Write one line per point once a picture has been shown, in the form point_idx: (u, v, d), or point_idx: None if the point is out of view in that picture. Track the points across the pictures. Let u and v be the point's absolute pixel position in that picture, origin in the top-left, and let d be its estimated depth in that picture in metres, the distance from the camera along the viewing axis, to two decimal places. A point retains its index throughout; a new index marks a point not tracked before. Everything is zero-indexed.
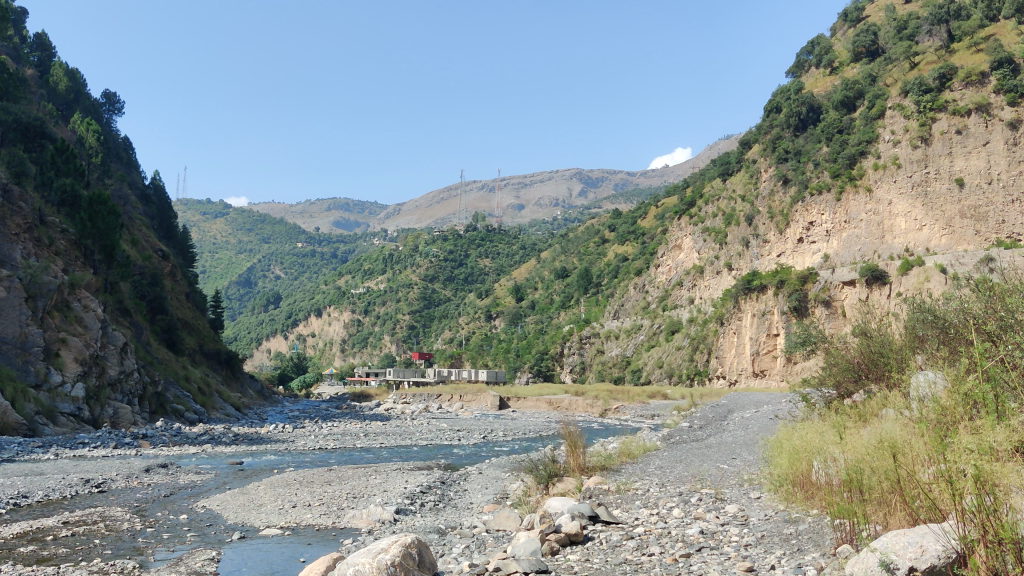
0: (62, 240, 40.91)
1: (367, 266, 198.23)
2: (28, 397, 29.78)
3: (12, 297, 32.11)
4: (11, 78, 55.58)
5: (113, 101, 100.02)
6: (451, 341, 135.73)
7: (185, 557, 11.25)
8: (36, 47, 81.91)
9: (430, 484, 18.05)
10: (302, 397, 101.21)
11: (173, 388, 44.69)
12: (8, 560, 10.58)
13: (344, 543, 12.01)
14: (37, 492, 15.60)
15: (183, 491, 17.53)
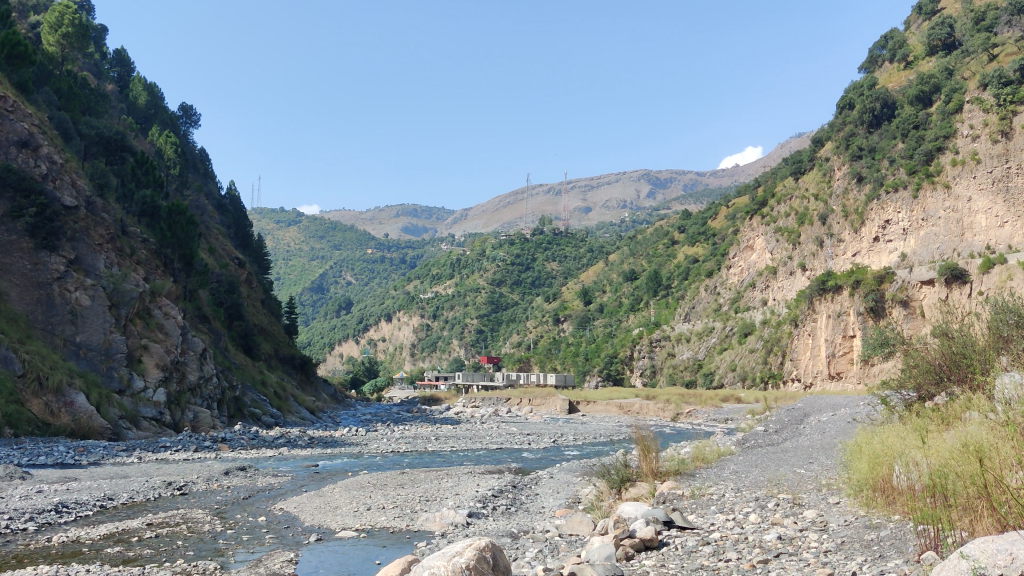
0: (143, 249, 42.14)
1: (435, 271, 199.65)
2: (112, 402, 30.78)
3: (96, 305, 33.33)
4: (93, 93, 57.61)
5: (189, 113, 102.86)
6: (520, 345, 136.10)
7: (264, 558, 11.44)
8: (115, 62, 84.73)
9: (501, 488, 18.08)
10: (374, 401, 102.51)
11: (251, 392, 45.73)
12: (96, 561, 10.95)
13: (418, 546, 12.10)
14: (122, 494, 16.10)
15: (261, 493, 17.90)
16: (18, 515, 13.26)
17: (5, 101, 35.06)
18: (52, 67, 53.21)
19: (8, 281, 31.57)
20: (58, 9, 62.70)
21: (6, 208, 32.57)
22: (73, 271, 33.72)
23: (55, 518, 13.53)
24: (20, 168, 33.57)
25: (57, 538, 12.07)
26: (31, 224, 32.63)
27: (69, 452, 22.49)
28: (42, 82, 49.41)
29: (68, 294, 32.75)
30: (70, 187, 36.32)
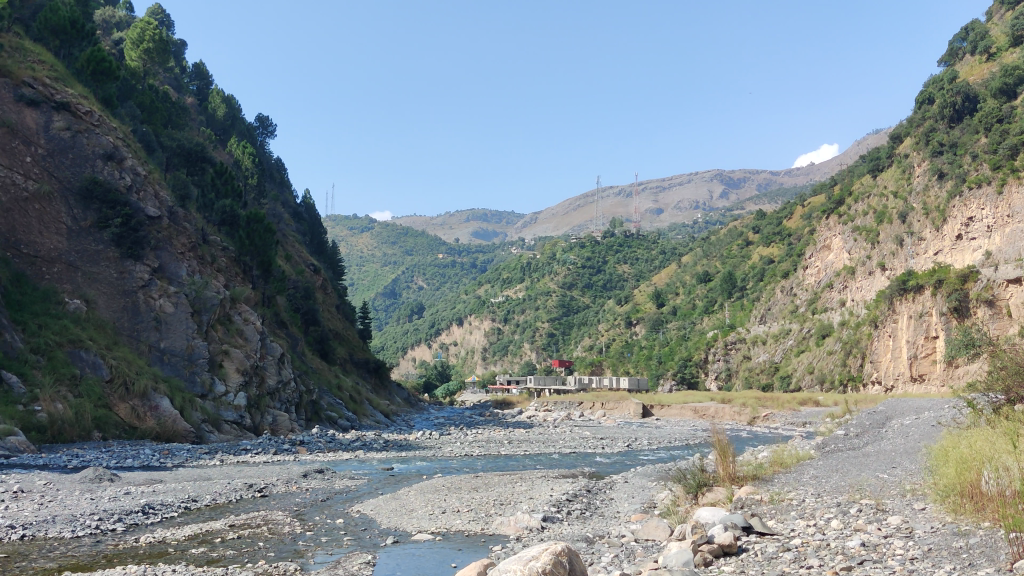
0: (223, 256, 43.27)
1: (506, 276, 200.15)
2: (195, 406, 31.62)
3: (179, 312, 34.34)
4: (173, 106, 59.40)
5: (265, 124, 105.25)
6: (592, 348, 135.64)
7: (342, 560, 11.59)
8: (195, 76, 87.25)
9: (576, 492, 18.03)
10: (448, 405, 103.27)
11: (328, 396, 46.63)
12: (182, 561, 11.25)
13: (493, 550, 12.11)
14: (205, 496, 16.50)
15: (338, 496, 18.18)
16: (108, 516, 13.71)
17: (91, 115, 36.25)
18: (135, 83, 55.04)
19: (96, 289, 32.77)
20: (140, 25, 64.89)
21: (93, 219, 33.89)
22: (157, 279, 34.76)
23: (142, 519, 13.96)
24: (106, 181, 34.77)
25: (145, 539, 12.44)
26: (116, 234, 33.92)
27: (155, 454, 23.21)
28: (125, 97, 51.15)
29: (153, 302, 33.79)
30: (154, 198, 37.41)
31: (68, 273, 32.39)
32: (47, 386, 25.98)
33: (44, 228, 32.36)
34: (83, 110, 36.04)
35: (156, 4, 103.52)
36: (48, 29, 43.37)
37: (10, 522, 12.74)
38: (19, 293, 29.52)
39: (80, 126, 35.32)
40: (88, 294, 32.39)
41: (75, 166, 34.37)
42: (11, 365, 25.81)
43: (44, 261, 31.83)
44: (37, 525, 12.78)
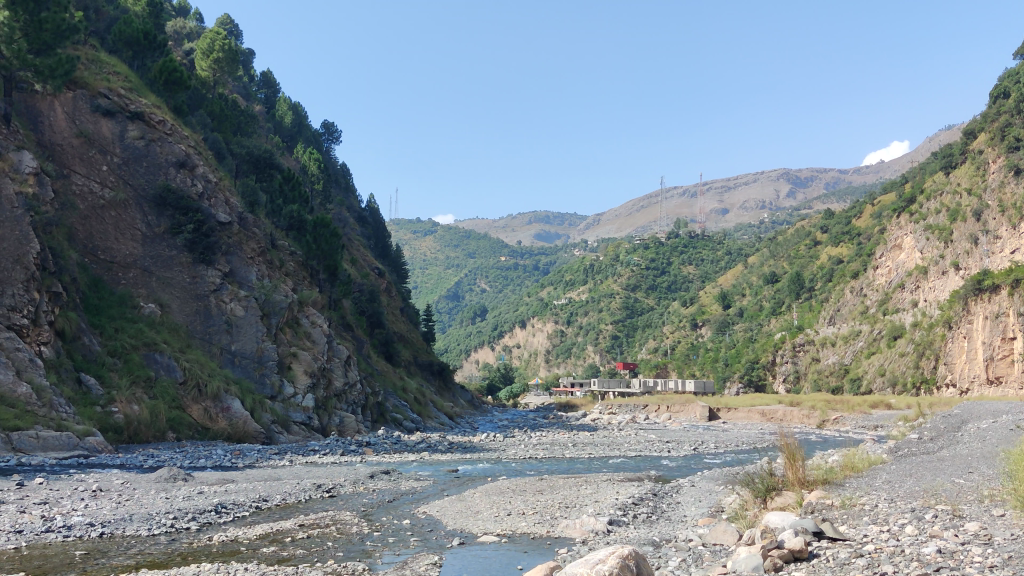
0: (291, 261, 44.05)
1: (569, 278, 199.52)
2: (265, 407, 32.17)
3: (249, 315, 35.02)
4: (242, 114, 60.73)
5: (331, 130, 106.96)
6: (657, 350, 134.55)
7: (409, 560, 11.71)
8: (262, 85, 89.18)
9: (642, 496, 17.87)
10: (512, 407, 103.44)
11: (393, 398, 47.13)
12: (253, 560, 11.44)
13: (560, 552, 12.08)
14: (276, 496, 16.81)
15: (404, 496, 18.35)
16: (183, 515, 14.05)
17: (164, 124, 37.17)
18: (205, 92, 56.41)
19: (169, 293, 33.69)
20: (209, 36, 66.37)
21: (166, 225, 34.80)
22: (228, 283, 35.50)
23: (215, 518, 14.27)
24: (179, 188, 35.65)
25: (218, 538, 12.71)
26: (189, 239, 34.76)
27: (227, 455, 23.75)
28: (196, 106, 52.44)
29: (224, 305, 34.55)
30: (224, 204, 38.20)
31: (143, 278, 33.38)
32: (124, 388, 26.81)
33: (120, 235, 33.40)
34: (156, 119, 36.98)
35: (225, 14, 106.00)
36: (123, 41, 44.80)
37: (90, 520, 13.12)
38: (97, 298, 30.58)
39: (153, 134, 36.25)
40: (163, 298, 33.34)
41: (149, 174, 35.35)
42: (90, 368, 26.75)
43: (121, 266, 32.93)
44: (116, 522, 13.16)
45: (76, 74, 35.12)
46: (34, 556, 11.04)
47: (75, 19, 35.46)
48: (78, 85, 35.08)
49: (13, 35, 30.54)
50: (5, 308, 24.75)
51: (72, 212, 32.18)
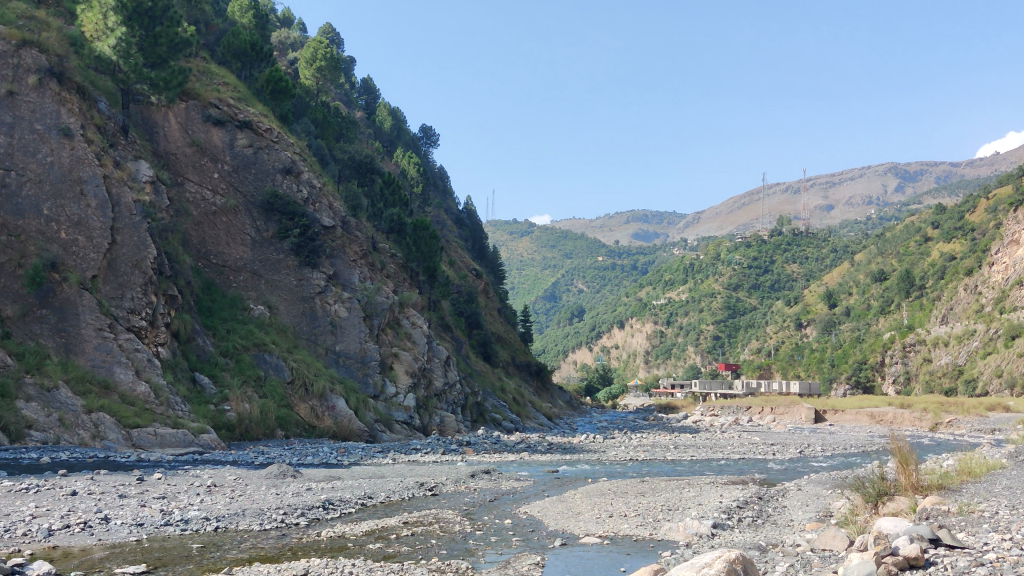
0: (392, 263, 44.83)
1: (668, 277, 196.77)
2: (368, 406, 32.67)
3: (352, 317, 35.76)
4: (343, 121, 62.16)
5: (429, 134, 108.49)
6: (760, 351, 131.93)
7: (512, 560, 11.76)
8: (362, 90, 91.39)
9: (747, 499, 17.51)
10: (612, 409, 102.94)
11: (491, 398, 47.50)
12: (359, 556, 11.70)
13: (664, 555, 11.97)
14: (380, 493, 17.17)
15: (505, 496, 18.47)
16: (292, 510, 14.47)
17: (271, 132, 38.33)
18: (309, 100, 57.99)
19: (277, 296, 34.81)
20: (312, 45, 68.13)
21: (274, 230, 35.94)
22: (332, 285, 36.35)
23: (323, 514, 14.65)
24: (286, 193, 36.72)
25: (326, 534, 13.04)
26: (295, 244, 35.82)
27: (333, 452, 24.35)
28: (300, 114, 54.01)
29: (328, 307, 35.44)
30: (328, 209, 39.06)
31: (253, 282, 34.67)
32: (235, 387, 27.79)
33: (231, 240, 34.82)
34: (264, 127, 38.18)
35: (327, 23, 108.86)
36: (231, 53, 46.46)
37: (206, 514, 13.64)
38: (209, 301, 31.91)
39: (261, 142, 37.44)
40: (271, 300, 34.51)
41: (258, 181, 36.57)
42: (203, 368, 27.92)
43: (231, 270, 34.39)
44: (230, 517, 13.64)
45: (189, 86, 36.65)
46: (155, 548, 11.56)
47: (188, 33, 36.95)
48: (191, 96, 36.60)
49: (130, 50, 31.98)
50: (124, 310, 26.21)
51: (186, 219, 33.76)
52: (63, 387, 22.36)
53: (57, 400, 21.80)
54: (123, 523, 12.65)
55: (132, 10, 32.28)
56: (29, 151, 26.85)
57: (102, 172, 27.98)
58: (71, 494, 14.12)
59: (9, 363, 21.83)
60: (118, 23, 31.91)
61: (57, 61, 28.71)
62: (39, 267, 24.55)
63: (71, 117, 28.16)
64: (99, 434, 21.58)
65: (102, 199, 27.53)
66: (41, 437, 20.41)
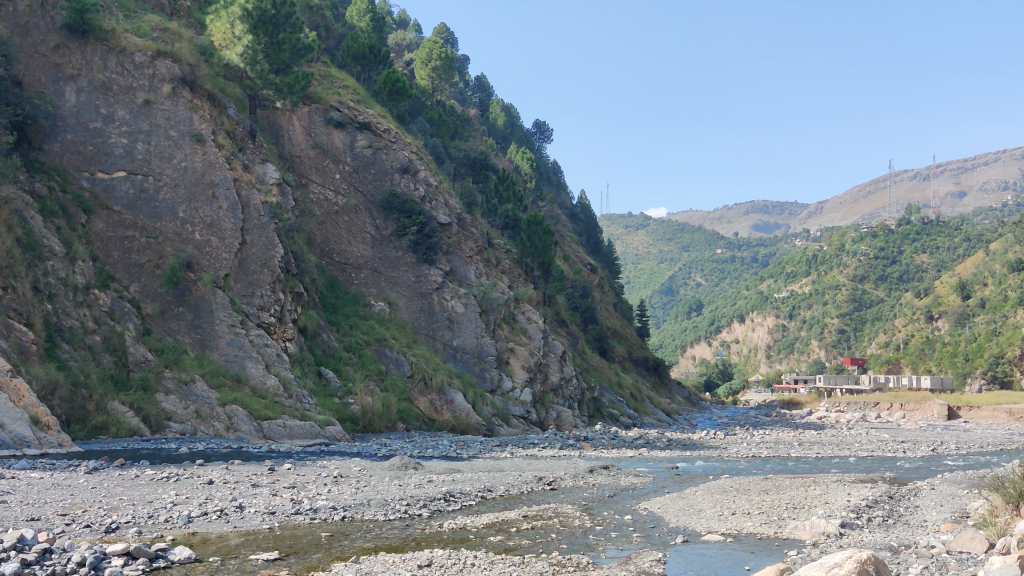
0: (507, 259, 45.16)
1: (790, 269, 191.16)
2: (485, 401, 32.84)
3: (469, 312, 36.12)
4: (458, 119, 62.99)
5: (543, 129, 108.79)
6: (887, 345, 127.04)
7: (634, 556, 11.71)
8: (477, 89, 92.78)
9: (877, 499, 16.92)
10: (733, 404, 100.93)
11: (608, 394, 47.38)
12: (481, 548, 11.86)
13: (789, 554, 11.66)
14: (499, 487, 17.38)
15: (625, 492, 18.40)
16: (414, 501, 14.80)
17: (389, 133, 39.23)
18: (424, 101, 58.96)
19: (396, 292, 35.65)
20: (427, 46, 69.24)
21: (392, 228, 36.78)
22: (449, 281, 36.90)
23: (444, 506, 14.92)
24: (403, 192, 37.50)
25: (448, 525, 13.28)
26: (413, 241, 36.54)
27: (452, 446, 24.74)
28: (416, 113, 55.17)
29: (446, 303, 35.98)
30: (444, 206, 39.55)
31: (373, 278, 35.61)
32: (358, 381, 28.60)
33: (352, 238, 35.87)
34: (382, 128, 39.09)
35: (442, 23, 110.53)
36: (351, 57, 47.81)
37: (333, 504, 14.11)
38: (333, 298, 33.03)
39: (380, 143, 38.37)
40: (391, 296, 35.38)
41: (377, 180, 37.50)
42: (328, 362, 28.88)
43: (353, 268, 35.43)
44: (356, 507, 14.06)
45: (311, 90, 37.95)
46: (287, 536, 12.05)
47: (310, 40, 38.22)
48: (314, 100, 37.88)
49: (257, 57, 33.13)
50: (255, 307, 27.31)
51: (311, 219, 35.01)
52: (199, 380, 23.66)
53: (194, 393, 23.14)
54: (256, 511, 13.22)
55: (257, 18, 32.91)
56: (165, 157, 28.38)
57: (232, 175, 29.17)
58: (208, 482, 14.84)
59: (149, 359, 23.45)
60: (245, 32, 33.02)
61: (189, 70, 30.02)
62: (176, 266, 26.07)
63: (203, 122, 29.50)
64: (232, 426, 22.66)
65: (233, 201, 28.72)
66: (180, 428, 21.75)
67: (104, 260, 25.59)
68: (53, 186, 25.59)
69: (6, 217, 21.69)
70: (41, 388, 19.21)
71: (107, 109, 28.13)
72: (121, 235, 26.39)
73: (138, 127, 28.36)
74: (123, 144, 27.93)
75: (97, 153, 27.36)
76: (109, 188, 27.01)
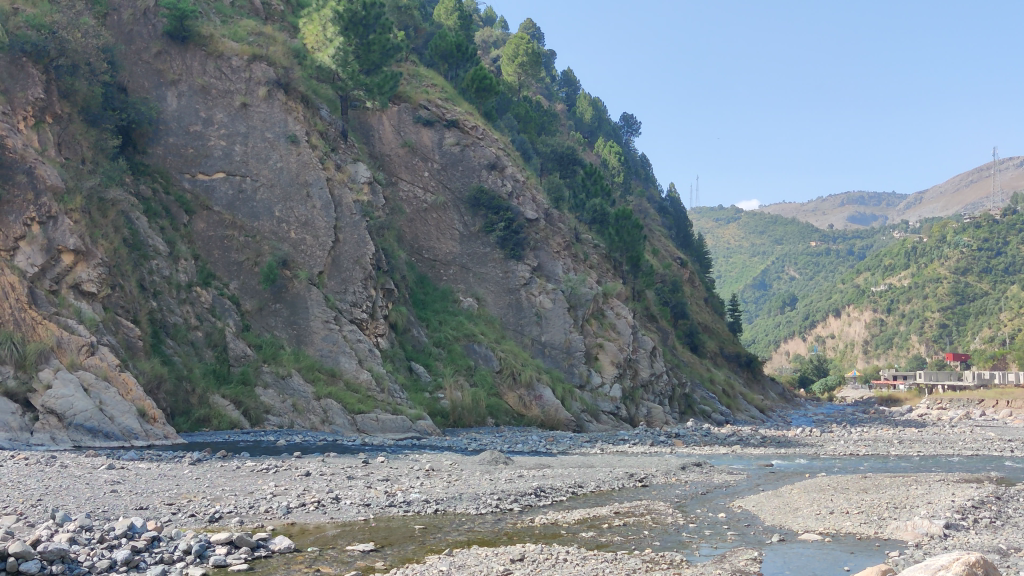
0: (595, 254, 44.96)
1: (888, 261, 184.62)
2: (574, 397, 32.80)
3: (557, 308, 36.05)
4: (545, 114, 63.07)
5: (631, 122, 108.08)
6: (993, 340, 122.24)
7: (729, 555, 11.58)
8: (564, 84, 92.91)
9: (985, 499, 16.31)
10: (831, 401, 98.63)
11: (699, 390, 46.82)
12: (573, 544, 11.88)
13: (891, 555, 11.38)
14: (591, 483, 17.37)
15: (719, 490, 18.17)
16: (506, 496, 14.92)
17: (476, 130, 39.49)
18: (511, 97, 59.21)
19: (485, 288, 35.92)
20: (514, 42, 69.35)
21: (480, 224, 37.07)
22: (537, 277, 36.89)
23: (535, 501, 15.00)
24: (491, 189, 37.71)
25: (539, 520, 13.35)
26: (501, 237, 36.72)
27: (542, 441, 24.81)
28: (503, 110, 55.54)
29: (533, 299, 36.00)
30: (532, 202, 39.51)
31: (462, 274, 35.95)
32: (448, 375, 28.95)
33: (440, 235, 36.36)
34: (470, 125, 39.40)
35: (529, 18, 110.75)
36: (439, 55, 48.31)
37: (427, 497, 14.33)
38: (423, 294, 33.67)
39: (467, 140, 38.70)
40: (479, 292, 35.71)
41: (465, 177, 37.82)
42: (419, 357, 29.32)
43: (442, 264, 35.90)
44: (448, 500, 14.26)
45: (400, 90, 38.59)
46: (381, 528, 12.29)
47: (399, 40, 38.78)
48: (402, 100, 38.51)
49: (348, 58, 33.73)
50: (347, 303, 27.89)
51: (401, 216, 35.67)
52: (295, 374, 24.36)
53: (291, 387, 23.85)
54: (352, 503, 13.52)
55: (348, 20, 33.48)
56: (262, 158, 29.18)
57: (326, 174, 29.75)
58: (305, 474, 15.25)
59: (248, 354, 24.20)
60: (336, 34, 33.63)
61: (283, 73, 30.73)
62: (272, 264, 26.82)
63: (297, 123, 30.13)
64: (327, 419, 23.23)
65: (326, 200, 29.33)
66: (278, 421, 22.46)
67: (205, 259, 26.52)
68: (157, 188, 26.66)
69: (114, 218, 22.68)
70: (148, 382, 20.01)
71: (207, 112, 29.18)
72: (220, 234, 27.28)
73: (235, 130, 29.26)
74: (221, 146, 28.88)
75: (198, 155, 28.40)
76: (209, 189, 27.99)
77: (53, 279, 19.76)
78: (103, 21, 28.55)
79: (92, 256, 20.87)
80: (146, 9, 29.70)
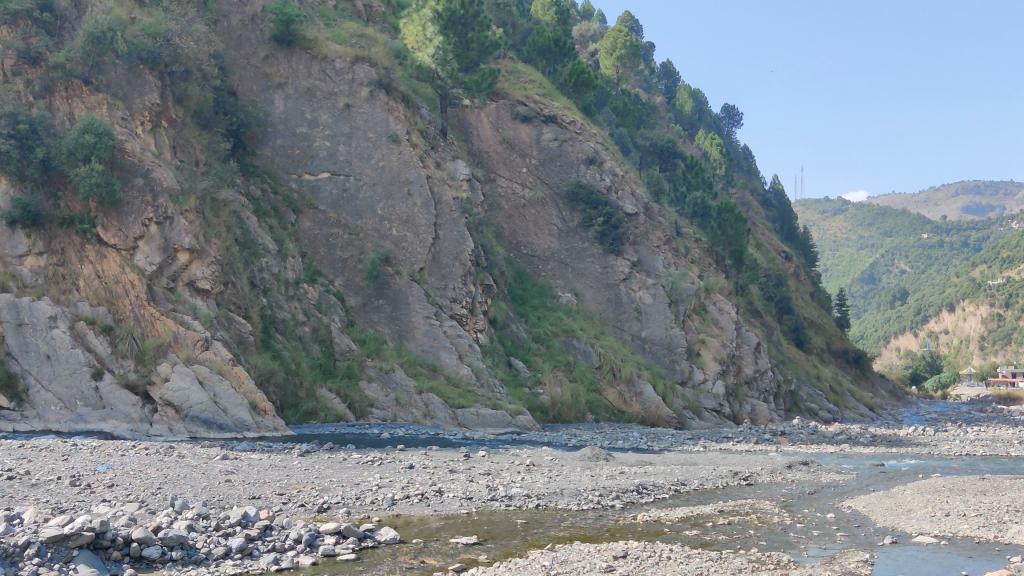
0: (697, 248, 44.27)
1: (1008, 252, 175.64)
2: (676, 393, 32.42)
3: (657, 303, 35.70)
4: (644, 107, 62.58)
5: (733, 114, 106.12)
6: None
7: (839, 556, 11.30)
8: (664, 76, 92.00)
9: None
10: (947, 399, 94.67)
11: (806, 388, 45.61)
12: (676, 542, 11.80)
13: (1012, 560, 10.90)
14: (694, 480, 17.17)
15: (827, 490, 17.70)
16: (607, 492, 14.91)
17: (574, 124, 39.36)
18: (610, 91, 58.91)
19: (584, 283, 35.91)
20: (613, 35, 68.85)
21: (579, 219, 36.99)
22: (637, 272, 36.48)
23: (637, 498, 14.93)
24: (589, 183, 37.49)
25: (641, 517, 13.29)
26: (600, 232, 36.53)
27: (643, 438, 24.61)
28: (602, 103, 55.35)
29: (633, 294, 35.77)
30: (632, 196, 39.08)
31: (560, 270, 36.08)
32: (548, 370, 29.10)
33: (539, 231, 36.61)
34: (569, 119, 39.34)
35: (628, 11, 109.97)
36: (536, 51, 48.42)
37: (528, 491, 14.42)
38: (521, 290, 34.16)
39: (565, 134, 38.68)
40: (578, 287, 35.75)
41: (563, 172, 37.82)
42: (518, 353, 29.57)
43: (541, 259, 36.16)
44: (549, 495, 14.33)
45: (498, 87, 39.02)
46: (484, 521, 12.45)
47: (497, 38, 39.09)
48: (501, 96, 38.94)
49: (447, 56, 34.22)
50: (447, 299, 28.26)
51: (498, 212, 36.32)
52: (398, 369, 24.87)
53: (394, 381, 24.37)
54: (454, 496, 13.73)
55: (447, 19, 33.83)
56: (365, 157, 29.82)
57: (426, 172, 30.14)
58: (409, 467, 15.57)
59: (353, 349, 24.80)
60: (435, 33, 34.03)
61: (385, 73, 31.15)
62: (375, 261, 27.40)
63: (399, 122, 30.55)
64: (429, 413, 23.69)
65: (426, 197, 29.75)
66: (381, 415, 23.00)
67: (312, 256, 27.28)
68: (266, 188, 27.58)
69: (226, 218, 23.49)
70: (259, 376, 20.75)
71: (313, 114, 30.02)
72: (326, 232, 27.97)
73: (340, 130, 30.00)
74: (327, 146, 29.68)
75: (304, 156, 29.29)
76: (315, 189, 28.85)
77: (170, 277, 20.73)
78: (214, 28, 29.74)
79: (207, 254, 21.64)
80: (254, 15, 30.78)
